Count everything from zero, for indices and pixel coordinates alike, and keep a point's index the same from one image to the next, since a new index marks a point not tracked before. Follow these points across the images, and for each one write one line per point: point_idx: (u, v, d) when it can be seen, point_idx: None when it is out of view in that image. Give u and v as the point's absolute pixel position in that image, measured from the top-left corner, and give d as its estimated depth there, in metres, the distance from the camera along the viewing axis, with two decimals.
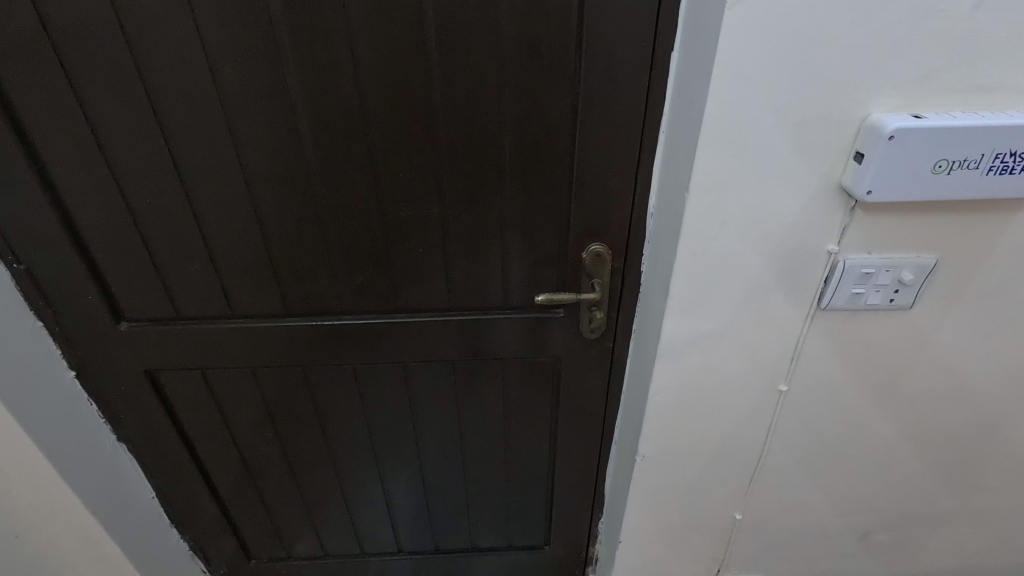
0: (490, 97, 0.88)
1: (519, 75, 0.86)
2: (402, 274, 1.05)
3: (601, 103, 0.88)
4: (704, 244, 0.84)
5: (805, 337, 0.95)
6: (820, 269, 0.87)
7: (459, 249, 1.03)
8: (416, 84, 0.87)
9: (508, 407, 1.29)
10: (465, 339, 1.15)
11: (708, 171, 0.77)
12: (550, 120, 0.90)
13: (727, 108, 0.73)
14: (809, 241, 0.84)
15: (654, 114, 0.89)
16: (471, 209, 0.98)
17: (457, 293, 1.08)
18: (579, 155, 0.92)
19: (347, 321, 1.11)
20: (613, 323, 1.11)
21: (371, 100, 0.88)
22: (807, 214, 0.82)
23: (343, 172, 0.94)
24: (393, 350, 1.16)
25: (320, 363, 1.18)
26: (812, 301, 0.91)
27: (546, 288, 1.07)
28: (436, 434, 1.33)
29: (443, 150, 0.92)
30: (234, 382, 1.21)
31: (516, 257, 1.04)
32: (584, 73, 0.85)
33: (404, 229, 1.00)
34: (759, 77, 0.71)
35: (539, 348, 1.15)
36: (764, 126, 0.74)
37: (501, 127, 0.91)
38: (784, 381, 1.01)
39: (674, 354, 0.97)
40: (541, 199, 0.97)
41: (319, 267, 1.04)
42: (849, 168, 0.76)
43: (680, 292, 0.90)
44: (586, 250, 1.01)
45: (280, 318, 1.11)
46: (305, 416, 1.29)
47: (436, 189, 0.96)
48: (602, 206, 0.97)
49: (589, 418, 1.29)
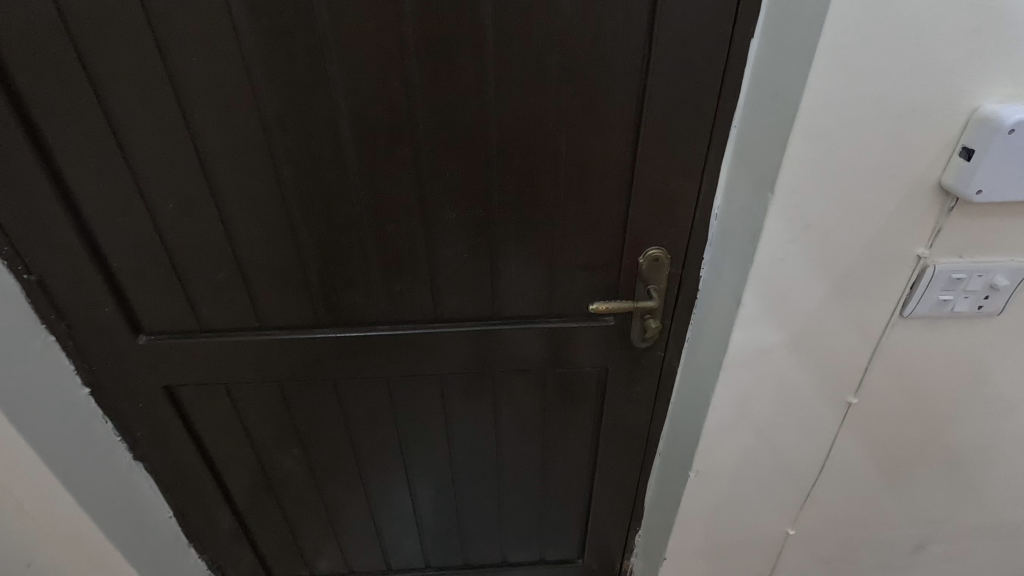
0: (548, 91, 0.81)
1: (581, 67, 0.79)
2: (443, 280, 0.98)
3: (669, 97, 0.81)
4: (783, 250, 0.78)
5: (881, 347, 0.89)
6: (906, 274, 0.80)
7: (505, 253, 0.95)
8: (468, 77, 0.79)
9: (548, 419, 1.22)
10: (507, 349, 1.08)
11: (796, 169, 0.71)
12: (612, 116, 0.83)
13: (824, 101, 0.66)
14: (898, 244, 0.77)
15: (726, 108, 0.82)
16: (521, 211, 0.91)
17: (501, 302, 1.01)
18: (642, 154, 0.85)
19: (382, 332, 1.04)
20: (667, 331, 1.04)
21: (419, 94, 0.80)
22: (899, 217, 0.75)
23: (384, 172, 0.87)
24: (430, 361, 1.09)
25: (351, 376, 1.11)
26: (894, 308, 0.84)
27: (597, 295, 1.01)
28: (470, 447, 1.27)
29: (495, 149, 0.85)
30: (259, 397, 1.14)
31: (566, 262, 0.97)
32: (653, 64, 0.78)
33: (448, 234, 0.93)
34: (863, 67, 0.64)
35: (584, 357, 1.09)
36: (861, 120, 0.67)
37: (558, 124, 0.83)
38: (854, 392, 0.95)
39: (740, 365, 0.90)
40: (597, 201, 0.90)
41: (355, 276, 0.97)
42: (953, 165, 0.69)
43: (752, 301, 0.83)
44: (643, 254, 0.94)
45: (310, 329, 1.04)
46: (333, 431, 1.22)
47: (484, 190, 0.89)
48: (662, 207, 0.90)
49: (632, 430, 1.22)
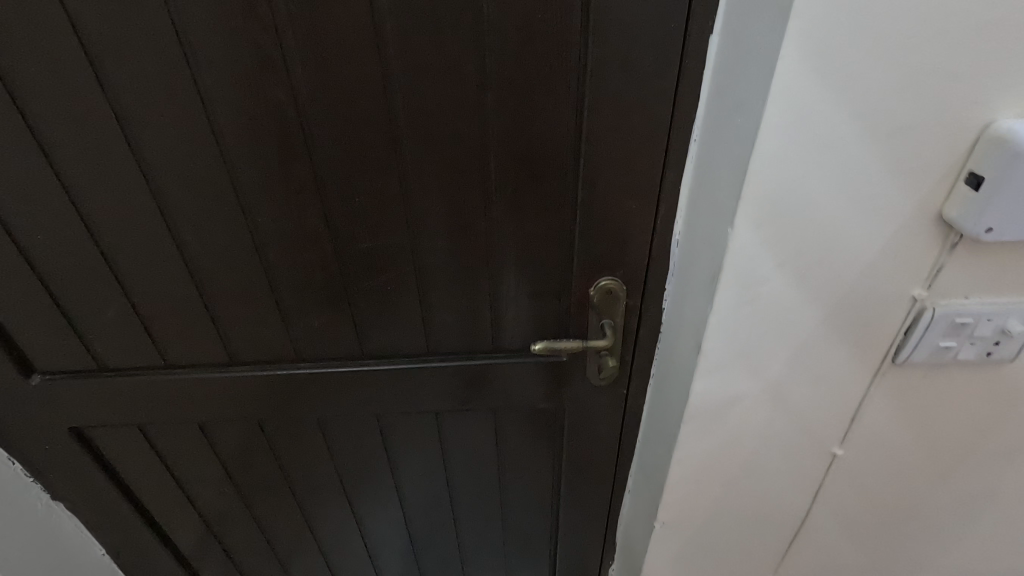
0: (467, 99, 0.67)
1: (505, 70, 0.65)
2: (368, 315, 0.86)
3: (614, 105, 0.66)
4: (750, 291, 0.64)
5: (871, 395, 0.76)
6: (899, 317, 0.67)
7: (436, 284, 0.83)
8: (368, 84, 0.66)
9: (504, 457, 1.10)
10: (449, 387, 0.95)
11: (759, 200, 0.57)
12: (547, 131, 0.69)
13: (792, 118, 0.52)
14: (889, 284, 0.64)
15: (684, 118, 0.67)
16: (449, 239, 0.78)
17: (437, 336, 0.89)
18: (586, 172, 0.71)
19: (305, 371, 0.92)
20: (627, 367, 0.92)
21: (312, 107, 0.67)
22: (891, 254, 0.61)
23: (283, 196, 0.74)
24: (363, 400, 0.97)
25: (278, 415, 0.99)
26: (885, 354, 0.71)
27: (545, 329, 0.88)
28: (420, 487, 1.15)
29: (410, 168, 0.72)
30: (179, 438, 1.02)
31: (506, 294, 0.84)
32: (592, 67, 0.64)
33: (367, 263, 0.80)
34: (840, 74, 0.50)
35: (537, 394, 0.96)
36: (840, 140, 0.54)
37: (483, 138, 0.70)
38: (839, 443, 0.82)
39: (705, 417, 0.78)
40: (537, 226, 0.76)
41: (266, 309, 0.85)
42: (957, 195, 0.55)
43: (715, 349, 0.70)
44: (594, 286, 0.81)
45: (223, 368, 0.92)
46: (267, 472, 1.10)
47: (403, 215, 0.76)
48: (615, 233, 0.76)
49: (598, 469, 1.10)
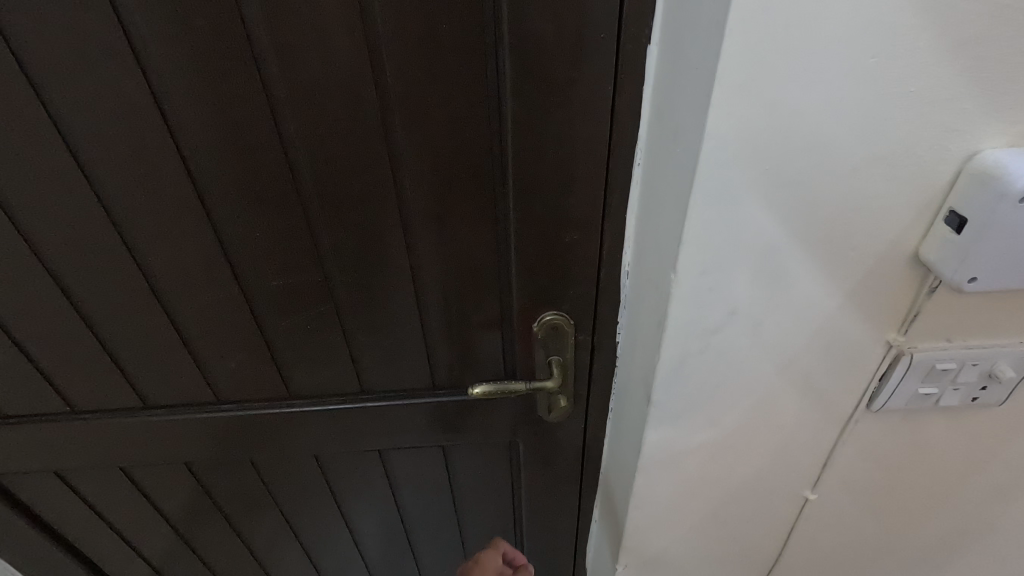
0: (371, 123, 0.57)
1: (411, 89, 0.55)
2: (290, 354, 0.77)
3: (542, 126, 0.57)
4: (699, 341, 0.56)
5: (844, 442, 0.68)
6: (872, 363, 0.59)
7: (363, 320, 0.74)
8: (253, 107, 0.56)
9: (459, 492, 1.02)
10: (391, 426, 0.87)
11: (703, 244, 0.49)
12: (468, 155, 0.59)
13: (735, 152, 0.43)
14: (861, 329, 0.56)
15: (625, 140, 0.58)
16: (372, 273, 0.69)
17: (371, 375, 0.81)
18: (517, 202, 0.62)
19: (228, 414, 0.84)
20: (582, 402, 0.84)
21: (190, 134, 0.58)
22: (859, 298, 0.53)
23: (173, 233, 0.64)
24: (298, 439, 0.89)
25: (208, 458, 0.91)
26: (859, 401, 0.63)
27: (489, 364, 0.80)
28: (373, 524, 1.07)
29: (315, 199, 0.63)
30: (103, 484, 0.94)
31: (442, 328, 0.76)
32: (512, 83, 0.54)
33: (281, 302, 0.71)
34: (790, 100, 0.41)
35: (487, 429, 0.89)
36: (795, 174, 0.45)
37: (395, 165, 0.60)
38: (812, 487, 0.75)
39: (661, 466, 0.70)
40: (468, 259, 0.68)
41: (174, 353, 0.76)
42: (935, 236, 0.47)
43: (665, 400, 0.62)
44: (538, 320, 0.73)
45: (137, 412, 0.83)
46: (204, 516, 1.02)
47: (315, 250, 0.67)
48: (556, 265, 0.68)
49: (560, 505, 1.02)
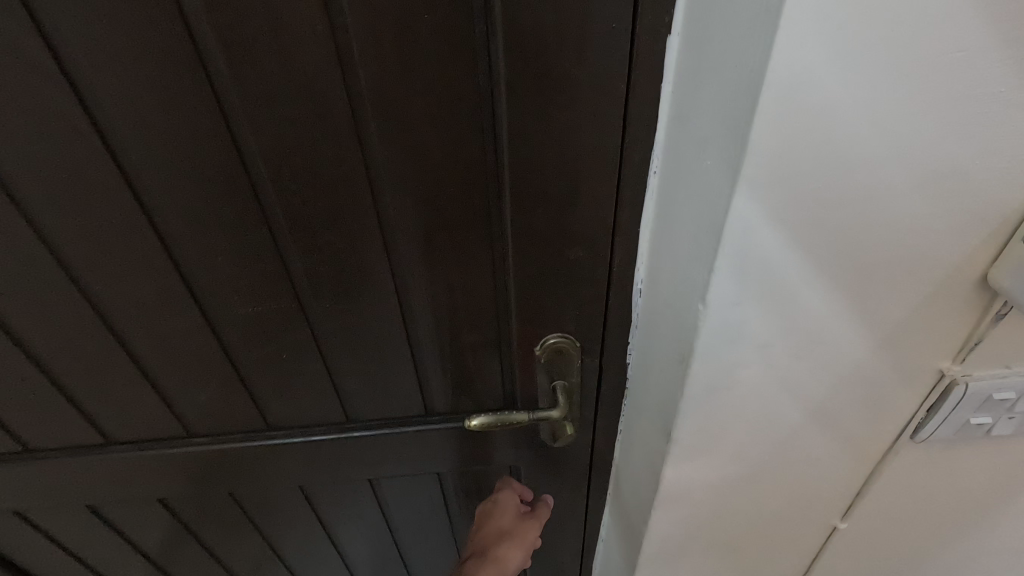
0: (345, 131, 0.49)
1: (389, 92, 0.47)
2: (266, 384, 0.70)
3: (542, 131, 0.49)
4: (728, 377, 0.49)
5: (882, 474, 0.61)
6: (920, 393, 0.52)
7: (344, 347, 0.67)
8: (203, 115, 0.48)
9: (457, 516, 0.95)
10: (380, 455, 0.80)
11: (738, 271, 0.41)
12: (458, 165, 0.51)
13: (781, 168, 0.36)
14: (911, 358, 0.49)
15: (639, 146, 0.50)
16: (353, 297, 0.62)
17: (356, 402, 0.73)
18: (514, 216, 0.54)
19: (199, 449, 0.76)
20: (589, 427, 0.76)
21: (132, 145, 0.49)
22: (913, 326, 0.46)
23: (122, 256, 0.56)
24: (279, 471, 0.82)
25: (181, 492, 0.84)
26: (901, 432, 0.56)
27: (486, 389, 0.72)
28: (364, 548, 1.01)
29: (283, 218, 0.55)
30: (67, 521, 0.86)
31: (434, 353, 0.68)
32: (507, 82, 0.46)
33: (251, 330, 0.64)
34: (848, 105, 0.34)
35: (485, 455, 0.81)
36: (850, 190, 0.38)
37: (375, 178, 0.52)
38: (842, 515, 0.68)
39: (680, 504, 0.63)
40: (460, 279, 0.60)
41: (134, 386, 0.68)
42: (1010, 259, 0.40)
43: (687, 438, 0.55)
44: (540, 344, 0.65)
45: (97, 451, 0.75)
46: (182, 549, 0.95)
47: (286, 273, 0.59)
48: (559, 284, 0.60)
49: (564, 527, 0.95)
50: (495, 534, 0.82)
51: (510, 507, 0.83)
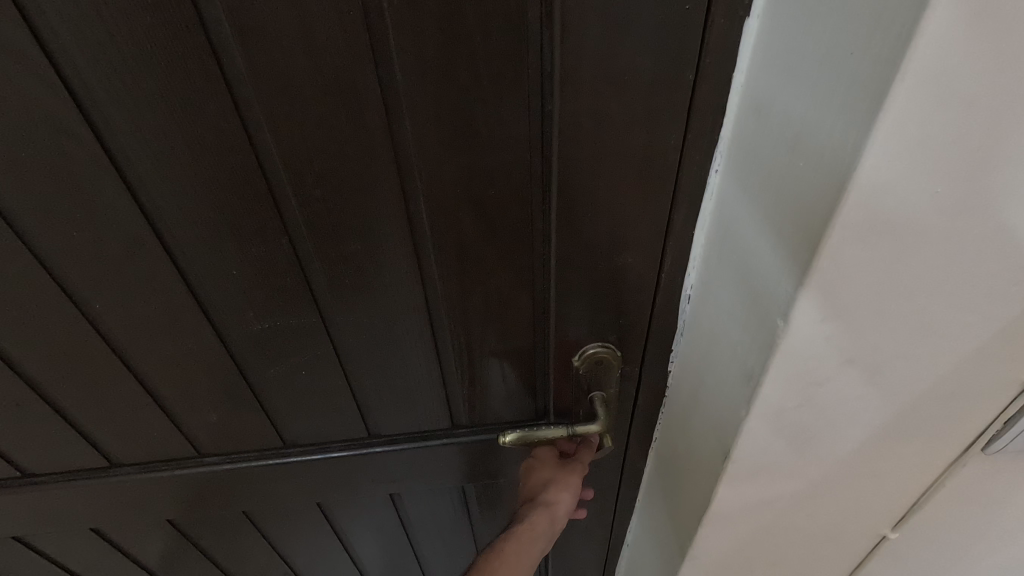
0: (376, 130, 0.44)
1: (427, 85, 0.42)
2: (281, 401, 0.65)
3: (596, 127, 0.44)
4: (802, 395, 0.45)
5: (942, 485, 0.57)
6: (998, 404, 0.49)
7: (367, 361, 0.62)
8: (214, 115, 0.42)
9: (478, 525, 0.92)
10: (403, 470, 0.76)
11: (830, 286, 0.37)
12: (500, 166, 0.46)
13: (902, 175, 0.31)
14: (997, 370, 0.45)
15: (702, 142, 0.45)
16: (377, 309, 0.57)
17: (378, 418, 0.69)
18: (559, 220, 0.49)
19: (211, 469, 0.71)
20: (624, 437, 0.72)
21: (136, 148, 0.44)
22: (1007, 338, 0.42)
23: (125, 269, 0.51)
24: (295, 488, 0.77)
25: (191, 512, 0.79)
26: (971, 445, 0.53)
27: (517, 400, 0.68)
28: (382, 560, 0.97)
29: (304, 227, 0.49)
30: (69, 545, 0.81)
31: (463, 365, 0.63)
32: (562, 73, 0.41)
33: (266, 346, 0.58)
34: (993, 102, 0.29)
35: (512, 466, 0.77)
36: (975, 198, 0.33)
37: (407, 181, 0.47)
38: (893, 525, 0.64)
39: (730, 520, 0.59)
40: (496, 287, 0.55)
41: (139, 406, 0.63)
42: None
43: (748, 456, 0.51)
44: (579, 354, 0.61)
45: (100, 473, 0.70)
46: (193, 567, 0.90)
47: (306, 285, 0.54)
48: (604, 292, 0.55)
49: (589, 535, 0.92)
50: (543, 491, 0.65)
51: (552, 454, 0.68)
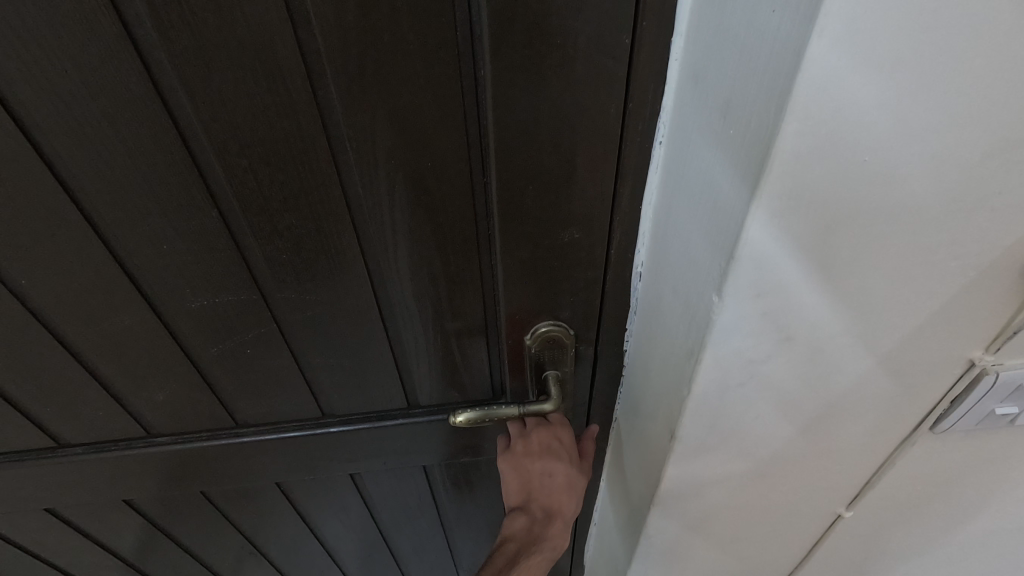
0: (302, 98, 0.42)
1: (351, 50, 0.40)
2: (230, 380, 0.63)
3: (533, 95, 0.42)
4: (741, 373, 0.44)
5: (893, 464, 0.57)
6: (945, 384, 0.48)
7: (315, 340, 0.60)
8: (130, 81, 0.40)
9: (444, 504, 0.91)
10: (361, 450, 0.75)
11: (761, 256, 0.36)
12: (436, 136, 0.45)
13: (824, 138, 0.31)
14: (941, 349, 0.44)
15: (643, 112, 0.44)
16: (320, 285, 0.55)
17: (330, 397, 0.68)
18: (500, 195, 0.48)
19: (163, 449, 0.70)
20: (583, 416, 0.72)
21: (46, 116, 0.41)
22: (948, 315, 0.42)
23: (49, 245, 0.49)
24: (252, 468, 0.76)
25: (147, 494, 0.78)
26: (920, 424, 0.52)
27: (474, 379, 0.67)
28: (349, 539, 0.97)
29: (235, 201, 0.47)
30: (25, 525, 0.80)
31: (414, 344, 0.62)
32: (492, 37, 0.39)
33: (208, 325, 0.57)
34: (914, 61, 0.28)
35: (473, 446, 0.77)
36: (899, 165, 0.32)
37: (341, 153, 0.45)
38: (847, 503, 0.63)
39: (681, 499, 0.59)
40: (443, 265, 0.54)
41: (83, 385, 0.61)
42: None
43: (693, 435, 0.50)
44: (532, 334, 0.59)
45: (47, 456, 0.68)
46: (154, 547, 0.89)
47: (244, 262, 0.52)
48: (553, 269, 0.54)
49: None
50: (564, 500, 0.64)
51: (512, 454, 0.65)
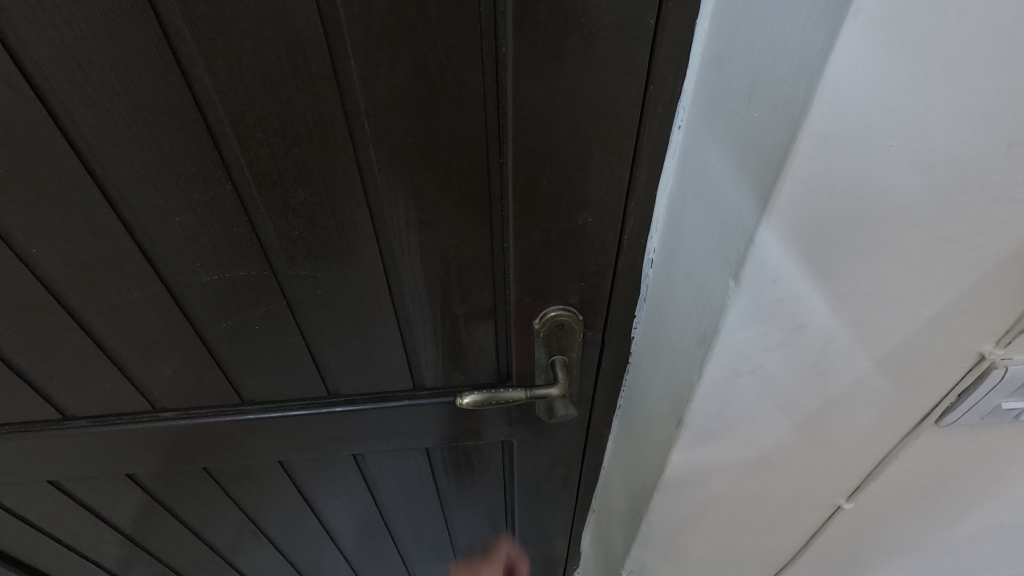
0: (321, 72, 0.42)
1: (372, 25, 0.39)
2: (237, 357, 0.63)
3: (554, 76, 0.42)
4: (750, 362, 0.45)
5: (895, 457, 0.57)
6: (953, 376, 0.48)
7: (322, 318, 0.60)
8: (147, 48, 0.40)
9: (445, 487, 0.92)
10: (364, 431, 0.75)
11: (780, 243, 0.36)
12: (453, 114, 0.44)
13: (851, 126, 0.30)
14: (953, 341, 0.45)
15: (664, 96, 0.44)
16: (331, 262, 0.55)
17: (336, 377, 0.68)
18: (515, 177, 0.47)
19: (168, 425, 0.70)
20: (587, 403, 0.72)
21: (62, 82, 0.41)
22: (961, 307, 0.42)
23: (62, 213, 0.48)
24: (255, 446, 0.76)
25: (151, 468, 0.78)
26: (925, 418, 0.53)
27: (480, 363, 0.67)
28: (349, 520, 0.98)
29: (250, 175, 0.47)
30: (29, 497, 0.81)
31: (422, 325, 0.62)
32: (515, 14, 0.39)
33: (218, 300, 0.57)
34: (944, 49, 0.28)
35: (477, 430, 0.77)
36: (925, 153, 0.32)
37: (357, 130, 0.45)
38: (847, 496, 0.63)
39: (683, 485, 0.59)
40: (455, 247, 0.54)
41: (90, 357, 0.61)
42: None
43: (699, 421, 0.50)
44: (540, 319, 0.59)
45: (52, 428, 0.68)
46: (155, 523, 0.90)
47: (256, 237, 0.52)
48: (564, 254, 0.54)
49: (557, 501, 0.92)
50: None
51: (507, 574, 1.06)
